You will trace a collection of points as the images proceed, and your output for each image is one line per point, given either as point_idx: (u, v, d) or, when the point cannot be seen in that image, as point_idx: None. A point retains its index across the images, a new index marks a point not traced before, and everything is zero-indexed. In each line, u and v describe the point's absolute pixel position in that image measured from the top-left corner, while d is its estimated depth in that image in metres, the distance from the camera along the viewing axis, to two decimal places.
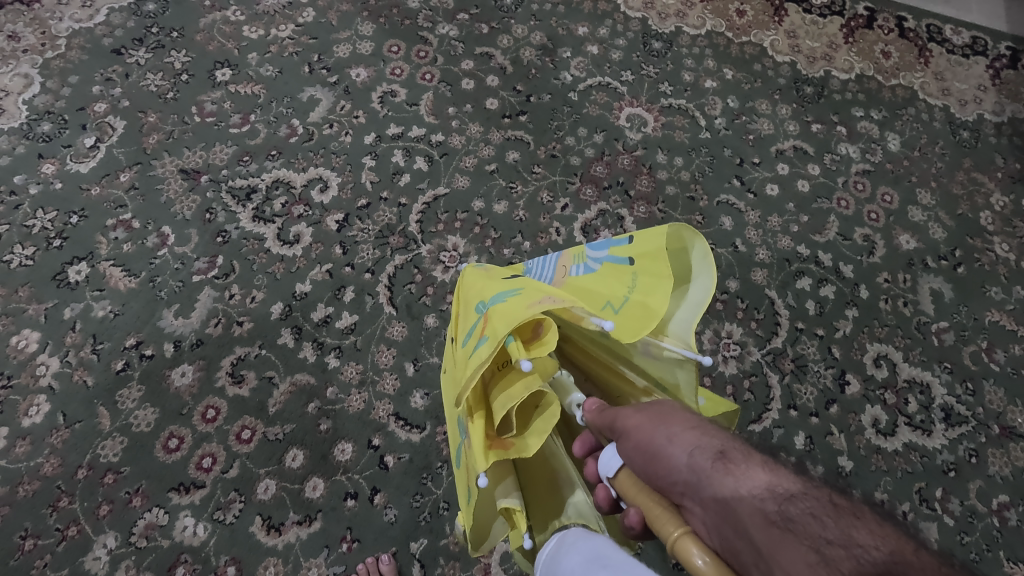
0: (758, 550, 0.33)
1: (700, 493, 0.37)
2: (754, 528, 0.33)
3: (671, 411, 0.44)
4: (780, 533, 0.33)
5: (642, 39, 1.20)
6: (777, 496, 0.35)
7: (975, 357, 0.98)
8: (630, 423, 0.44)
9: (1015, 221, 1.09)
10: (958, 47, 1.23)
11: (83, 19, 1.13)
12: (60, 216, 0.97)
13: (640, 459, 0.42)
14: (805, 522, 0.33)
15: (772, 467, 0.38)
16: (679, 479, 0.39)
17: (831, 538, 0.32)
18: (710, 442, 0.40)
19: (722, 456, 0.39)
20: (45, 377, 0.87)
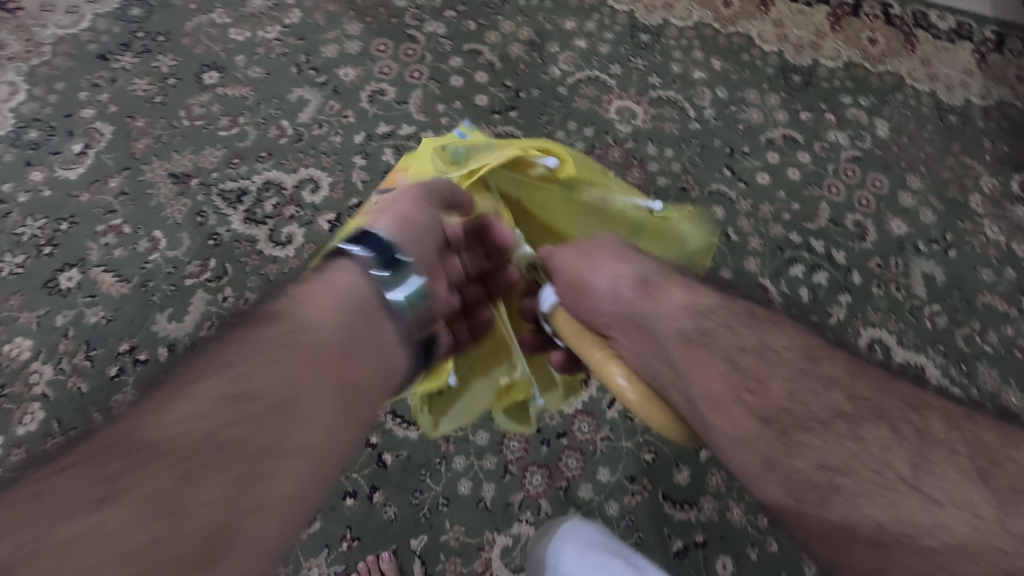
0: (677, 370, 0.55)
1: (626, 326, 0.58)
2: (670, 351, 0.56)
3: (603, 247, 0.65)
4: (699, 355, 0.55)
5: (630, 32, 1.20)
6: (694, 315, 0.58)
7: (968, 339, 0.99)
8: (564, 266, 0.63)
9: (1005, 203, 1.10)
10: (944, 33, 1.23)
11: (68, 25, 1.12)
12: (50, 223, 0.97)
13: (569, 284, 0.61)
14: (718, 361, 0.54)
15: (734, 324, 0.57)
16: (609, 312, 0.59)
17: (740, 347, 0.55)
18: (632, 278, 0.61)
19: (644, 288, 0.60)
20: (38, 385, 0.87)
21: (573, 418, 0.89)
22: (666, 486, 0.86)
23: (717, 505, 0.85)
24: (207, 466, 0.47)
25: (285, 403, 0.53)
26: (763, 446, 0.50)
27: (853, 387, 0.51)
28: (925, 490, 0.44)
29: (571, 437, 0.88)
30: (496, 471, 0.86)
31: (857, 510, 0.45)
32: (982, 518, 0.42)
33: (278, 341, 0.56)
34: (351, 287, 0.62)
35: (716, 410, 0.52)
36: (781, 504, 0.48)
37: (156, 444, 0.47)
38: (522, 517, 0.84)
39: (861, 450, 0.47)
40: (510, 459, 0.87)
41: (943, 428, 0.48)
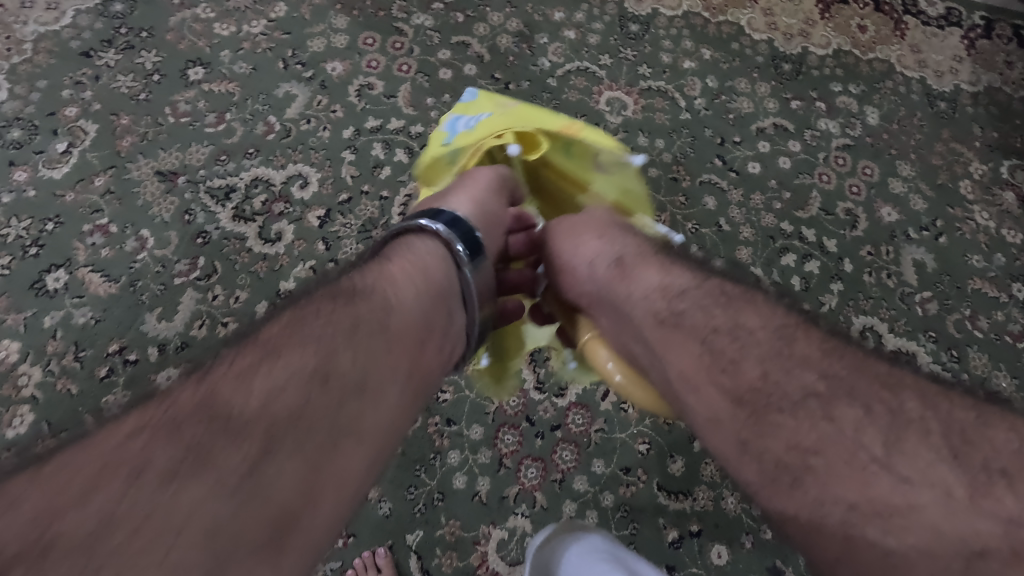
0: (651, 350, 0.55)
1: (603, 306, 0.63)
2: (646, 332, 0.56)
3: (585, 224, 0.69)
4: (669, 331, 0.54)
5: (619, 22, 1.19)
6: (667, 295, 0.57)
7: (959, 325, 0.99)
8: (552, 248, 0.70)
9: (994, 189, 1.10)
10: (933, 19, 1.23)
11: (49, 22, 1.10)
12: (35, 223, 0.96)
13: (557, 265, 0.68)
14: (694, 343, 0.51)
15: (708, 304, 0.54)
16: (586, 292, 0.65)
17: (716, 325, 0.52)
18: (610, 256, 0.64)
19: (618, 265, 0.62)
20: (27, 387, 0.87)
21: (567, 411, 0.89)
22: (660, 477, 0.86)
23: (711, 494, 0.86)
24: (271, 457, 0.40)
25: (364, 384, 0.47)
26: (736, 427, 0.47)
27: (828, 367, 0.47)
28: (900, 470, 0.40)
29: (565, 429, 0.88)
30: (490, 465, 0.86)
31: (827, 491, 0.41)
32: (955, 497, 0.38)
33: (365, 318, 0.50)
34: (429, 268, 0.58)
35: (692, 391, 0.50)
36: (755, 486, 0.45)
37: (234, 419, 0.40)
38: (517, 510, 0.84)
39: (835, 430, 0.43)
40: (504, 453, 0.87)
41: (918, 407, 0.43)
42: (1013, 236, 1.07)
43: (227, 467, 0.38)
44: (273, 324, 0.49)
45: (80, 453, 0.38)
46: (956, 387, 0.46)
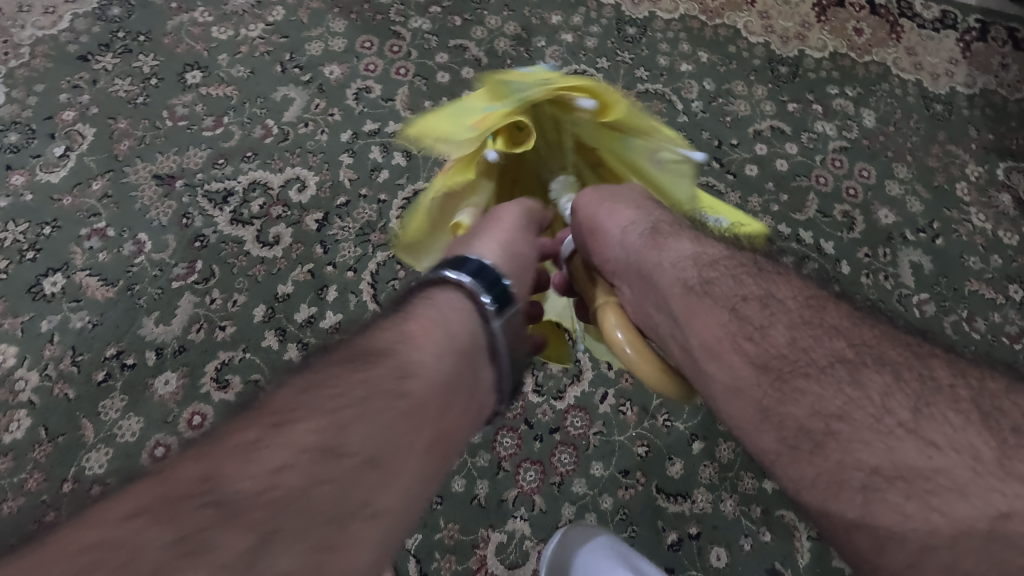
0: (676, 319, 0.55)
1: (630, 274, 0.61)
2: (674, 301, 0.55)
3: (619, 194, 0.69)
4: (699, 300, 0.54)
5: (616, 25, 1.19)
6: (697, 267, 0.57)
7: (956, 327, 0.99)
8: (581, 211, 0.69)
9: (990, 190, 1.10)
10: (928, 22, 1.23)
11: (46, 26, 1.10)
12: (32, 227, 0.96)
13: (587, 228, 0.67)
14: (722, 312, 0.52)
15: (738, 275, 0.56)
16: (612, 258, 0.64)
17: (743, 296, 0.53)
18: (644, 225, 0.64)
19: (652, 235, 0.62)
20: (24, 392, 0.86)
21: (565, 413, 0.89)
22: (659, 479, 0.86)
23: (710, 496, 0.86)
24: (276, 542, 0.37)
25: (376, 460, 0.43)
26: (759, 396, 0.47)
27: (854, 335, 0.48)
28: (926, 435, 0.40)
29: (564, 432, 0.88)
30: (489, 468, 0.86)
31: (851, 455, 0.41)
32: (980, 460, 0.38)
33: (376, 387, 0.46)
34: (450, 323, 0.54)
35: (714, 360, 0.51)
36: (772, 453, 0.46)
37: (258, 495, 0.38)
38: (516, 513, 0.84)
39: (861, 396, 0.43)
40: (503, 456, 0.87)
41: (948, 373, 0.44)
42: (1009, 238, 1.07)
43: (230, 552, 0.36)
44: (289, 389, 0.47)
45: (71, 548, 0.35)
46: (978, 365, 0.45)
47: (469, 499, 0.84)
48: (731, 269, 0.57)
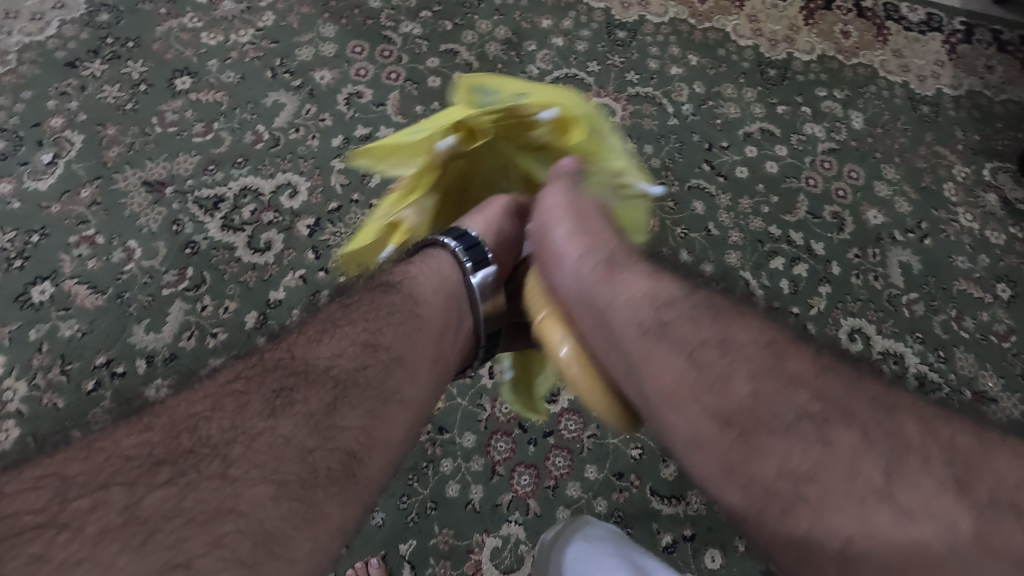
0: (630, 364, 0.50)
1: (580, 305, 0.56)
2: (627, 344, 0.50)
3: (579, 205, 0.62)
4: (654, 346, 0.49)
5: (607, 29, 1.20)
6: (655, 305, 0.51)
7: (945, 326, 1.00)
8: (536, 222, 0.63)
9: (977, 191, 1.12)
10: (914, 25, 1.25)
11: (34, 32, 1.09)
12: (20, 235, 0.95)
13: (538, 241, 0.62)
14: (679, 358, 0.47)
15: (697, 315, 0.50)
16: (561, 284, 0.58)
17: (704, 342, 0.48)
18: (601, 252, 0.57)
19: (607, 264, 0.56)
20: (12, 402, 0.85)
21: (559, 417, 0.89)
22: (653, 481, 0.87)
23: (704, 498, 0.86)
24: (342, 404, 0.46)
25: (403, 357, 0.52)
26: (722, 450, 0.44)
27: (822, 386, 0.45)
28: (901, 501, 0.39)
29: (558, 435, 0.88)
30: (483, 472, 0.86)
31: (822, 522, 0.39)
32: (958, 532, 0.37)
33: (395, 306, 0.56)
34: (444, 271, 0.62)
35: (672, 410, 0.47)
36: (739, 513, 0.43)
37: (312, 372, 0.47)
38: (511, 517, 0.84)
39: (828, 455, 0.41)
40: (497, 460, 0.87)
41: (917, 432, 0.42)
42: (996, 237, 1.08)
43: (310, 406, 0.45)
44: (330, 308, 0.56)
45: (196, 394, 0.44)
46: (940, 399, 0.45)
47: (463, 503, 0.84)
48: (687, 307, 0.51)
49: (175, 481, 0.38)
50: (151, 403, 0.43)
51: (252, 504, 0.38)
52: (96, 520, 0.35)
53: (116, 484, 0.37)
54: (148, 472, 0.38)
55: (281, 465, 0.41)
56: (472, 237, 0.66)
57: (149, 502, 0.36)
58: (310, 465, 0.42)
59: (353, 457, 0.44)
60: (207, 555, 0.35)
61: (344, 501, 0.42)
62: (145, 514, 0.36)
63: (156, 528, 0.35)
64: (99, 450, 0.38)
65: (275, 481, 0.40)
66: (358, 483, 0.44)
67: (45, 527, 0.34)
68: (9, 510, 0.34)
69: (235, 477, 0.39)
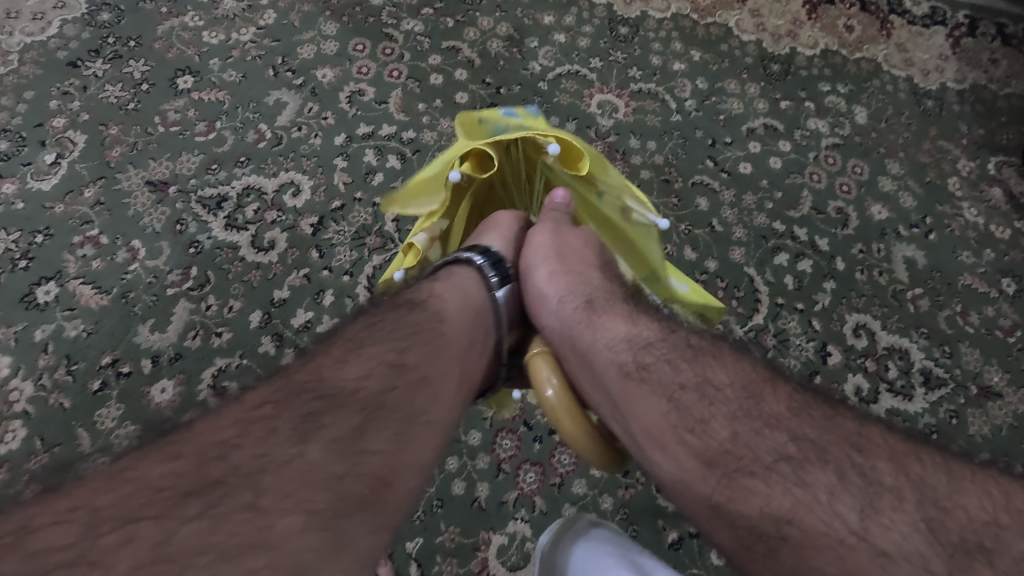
0: (616, 404, 0.54)
1: (566, 348, 0.60)
2: (612, 386, 0.55)
3: (560, 249, 0.67)
4: (638, 388, 0.53)
5: (609, 25, 1.19)
6: (635, 348, 0.56)
7: (950, 321, 1.00)
8: (520, 268, 0.68)
9: (982, 185, 1.11)
10: (918, 18, 1.24)
11: (35, 32, 1.09)
12: (25, 236, 0.95)
13: (523, 289, 0.67)
14: (660, 399, 0.52)
15: (673, 358, 0.55)
16: (547, 328, 0.63)
17: (682, 384, 0.53)
18: (582, 296, 0.62)
19: (588, 309, 0.61)
20: (19, 402, 0.86)
21: None
22: None
23: None
24: (369, 427, 0.47)
25: (428, 378, 0.52)
26: (709, 490, 0.47)
27: (797, 427, 0.48)
28: (877, 542, 0.41)
29: None
30: (489, 470, 0.86)
31: (805, 564, 0.42)
32: (933, 573, 0.39)
33: (418, 324, 0.56)
34: (467, 287, 0.62)
35: (659, 449, 0.50)
36: (729, 550, 0.46)
37: (337, 396, 0.48)
38: (516, 515, 0.84)
39: (808, 497, 0.44)
40: (502, 458, 0.87)
41: (889, 472, 0.45)
42: (1001, 232, 1.08)
43: (338, 431, 0.46)
44: (354, 325, 0.56)
45: (222, 419, 0.45)
46: None
47: (469, 502, 0.84)
48: (664, 352, 0.56)
49: (205, 514, 0.39)
50: (180, 427, 0.44)
51: (282, 536, 0.39)
52: (127, 557, 0.36)
53: (146, 518, 0.38)
54: (179, 505, 0.39)
55: (310, 495, 0.42)
56: (494, 252, 0.66)
57: (179, 536, 0.37)
58: (339, 491, 0.43)
59: (382, 482, 0.45)
60: None
61: (374, 528, 0.43)
62: (175, 550, 0.37)
63: (186, 565, 0.36)
64: (131, 479, 0.40)
65: (304, 513, 0.41)
66: (385, 509, 0.45)
67: (76, 565, 0.35)
68: (40, 546, 0.35)
69: (266, 508, 0.40)
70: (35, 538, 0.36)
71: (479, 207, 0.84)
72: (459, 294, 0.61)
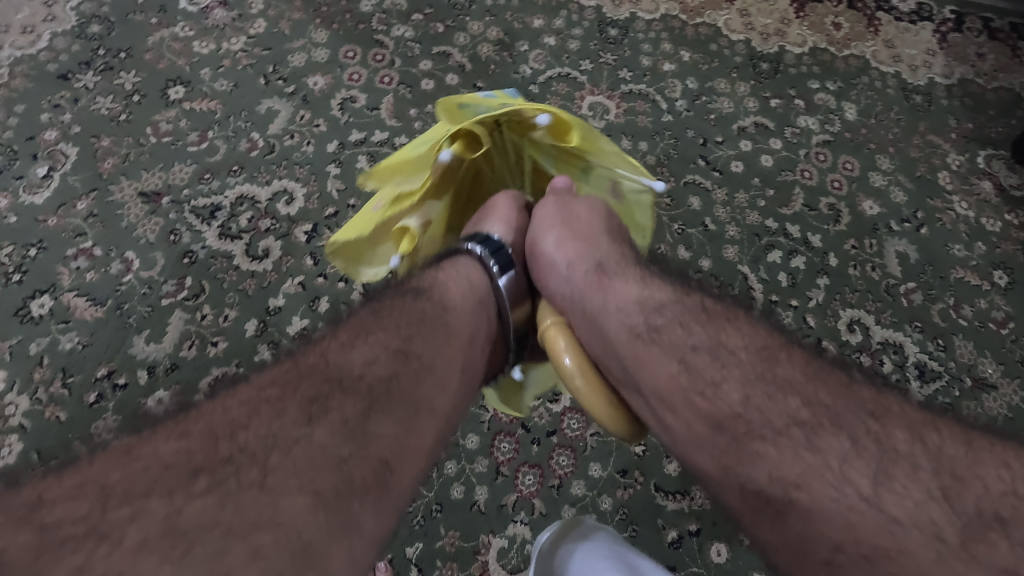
0: (626, 367, 0.55)
1: (577, 312, 0.61)
2: (622, 348, 0.55)
3: (571, 218, 0.68)
4: (649, 349, 0.54)
5: (598, 27, 1.20)
6: (647, 311, 0.57)
7: (944, 314, 1.00)
8: (531, 237, 0.69)
9: (972, 178, 1.12)
10: (905, 14, 1.25)
11: (24, 46, 1.10)
12: (18, 249, 0.95)
13: (533, 256, 0.67)
14: (671, 361, 0.53)
15: (687, 321, 0.56)
16: (559, 293, 0.63)
17: (694, 346, 0.53)
18: (594, 262, 0.63)
19: (600, 274, 0.62)
20: (15, 417, 0.85)
21: (561, 416, 0.90)
22: (657, 477, 0.87)
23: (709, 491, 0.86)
24: (374, 412, 0.47)
25: (432, 366, 0.53)
26: (719, 452, 0.48)
27: (813, 393, 0.48)
28: (888, 509, 0.41)
29: (560, 434, 0.89)
30: (488, 473, 0.86)
31: (812, 527, 0.42)
32: (945, 541, 0.39)
33: (423, 314, 0.58)
34: (473, 277, 0.64)
35: (670, 411, 0.52)
36: (738, 511, 0.47)
37: (344, 381, 0.49)
38: (516, 518, 0.84)
39: (819, 462, 0.44)
40: (501, 461, 0.87)
41: (906, 440, 0.45)
42: (992, 225, 1.09)
43: (345, 414, 0.46)
44: (361, 314, 0.58)
45: (230, 401, 0.45)
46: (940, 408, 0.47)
47: (468, 506, 0.84)
48: (676, 314, 0.57)
49: (213, 491, 0.38)
50: (187, 410, 0.44)
51: (291, 513, 0.39)
52: (136, 531, 0.35)
53: (155, 494, 0.37)
54: (187, 482, 0.39)
55: (317, 475, 0.42)
56: (494, 240, 0.68)
57: (188, 513, 0.37)
58: (344, 474, 0.43)
59: (386, 467, 0.45)
60: (248, 567, 0.35)
61: (377, 511, 0.43)
62: (186, 525, 0.36)
63: (196, 539, 0.36)
64: (140, 456, 0.40)
65: (310, 492, 0.40)
66: (390, 494, 0.45)
67: (85, 538, 0.34)
68: (52, 519, 0.35)
69: (274, 486, 0.40)
70: (47, 512, 0.35)
71: (467, 192, 0.85)
72: (465, 286, 0.63)
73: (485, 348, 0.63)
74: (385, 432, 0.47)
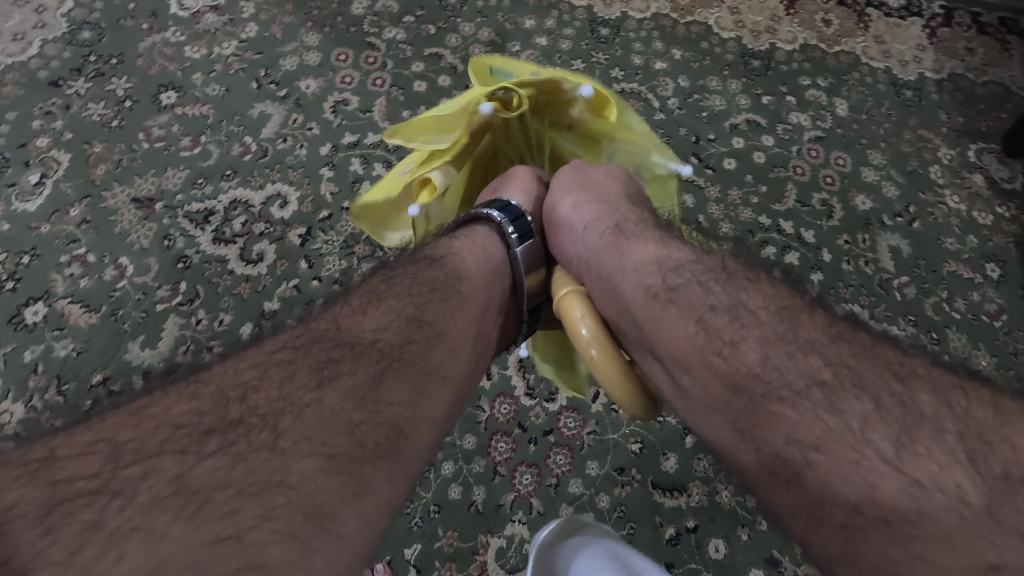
0: (643, 331, 0.56)
1: (594, 275, 0.62)
2: (638, 312, 0.56)
3: (588, 185, 0.70)
4: (664, 311, 0.54)
5: (590, 27, 1.20)
6: (664, 271, 0.57)
7: (937, 308, 1.01)
8: (548, 206, 0.70)
9: (963, 172, 1.13)
10: (894, 10, 1.26)
11: (15, 53, 1.09)
12: (11, 257, 0.95)
13: (551, 222, 0.69)
14: (688, 322, 0.53)
15: (705, 280, 0.55)
16: (577, 258, 0.65)
17: (713, 305, 0.53)
18: (610, 225, 0.64)
19: (617, 236, 0.63)
20: (10, 424, 0.85)
21: (558, 415, 0.90)
22: (654, 475, 0.87)
23: (705, 489, 0.86)
24: (386, 378, 0.48)
25: (445, 334, 0.54)
26: (736, 414, 0.48)
27: (834, 353, 0.48)
28: (911, 472, 0.41)
29: (558, 433, 0.89)
30: (485, 474, 0.86)
31: (829, 490, 0.42)
32: (970, 505, 0.39)
33: (435, 282, 0.57)
34: (487, 245, 0.65)
35: (687, 373, 0.52)
36: (752, 474, 0.47)
37: (358, 346, 0.49)
38: (514, 517, 0.84)
39: (839, 424, 0.44)
40: (498, 461, 0.87)
41: (931, 402, 0.44)
42: (984, 218, 1.09)
43: (357, 379, 0.47)
44: (373, 279, 0.58)
45: (241, 362, 0.46)
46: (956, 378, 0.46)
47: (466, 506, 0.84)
48: (693, 274, 0.56)
49: (225, 451, 0.40)
50: (198, 370, 0.45)
51: (301, 477, 0.41)
52: (148, 489, 0.37)
53: (167, 453, 0.39)
54: (198, 441, 0.40)
55: (328, 439, 0.43)
56: (514, 208, 0.68)
57: (199, 471, 0.38)
58: (356, 438, 0.44)
59: (399, 432, 0.46)
60: (258, 527, 0.37)
61: (391, 476, 0.45)
62: (197, 484, 0.38)
63: (207, 498, 0.38)
64: (149, 416, 0.40)
65: (321, 456, 0.42)
66: (404, 458, 0.46)
67: (98, 493, 0.36)
68: (63, 474, 0.36)
69: (286, 449, 0.41)
70: (59, 467, 0.37)
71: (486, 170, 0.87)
72: (477, 256, 0.63)
73: (497, 317, 0.63)
74: (400, 398, 0.48)
